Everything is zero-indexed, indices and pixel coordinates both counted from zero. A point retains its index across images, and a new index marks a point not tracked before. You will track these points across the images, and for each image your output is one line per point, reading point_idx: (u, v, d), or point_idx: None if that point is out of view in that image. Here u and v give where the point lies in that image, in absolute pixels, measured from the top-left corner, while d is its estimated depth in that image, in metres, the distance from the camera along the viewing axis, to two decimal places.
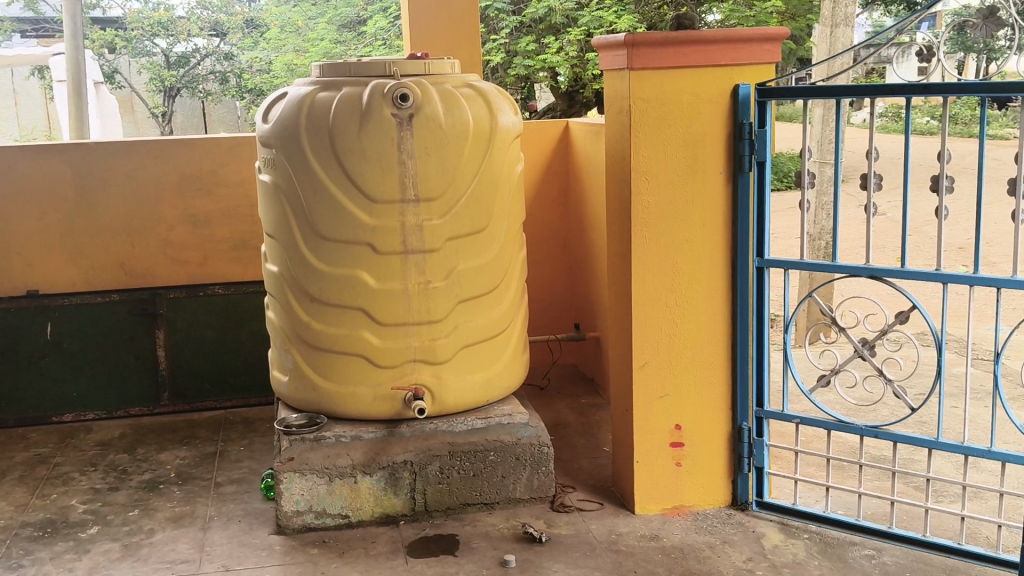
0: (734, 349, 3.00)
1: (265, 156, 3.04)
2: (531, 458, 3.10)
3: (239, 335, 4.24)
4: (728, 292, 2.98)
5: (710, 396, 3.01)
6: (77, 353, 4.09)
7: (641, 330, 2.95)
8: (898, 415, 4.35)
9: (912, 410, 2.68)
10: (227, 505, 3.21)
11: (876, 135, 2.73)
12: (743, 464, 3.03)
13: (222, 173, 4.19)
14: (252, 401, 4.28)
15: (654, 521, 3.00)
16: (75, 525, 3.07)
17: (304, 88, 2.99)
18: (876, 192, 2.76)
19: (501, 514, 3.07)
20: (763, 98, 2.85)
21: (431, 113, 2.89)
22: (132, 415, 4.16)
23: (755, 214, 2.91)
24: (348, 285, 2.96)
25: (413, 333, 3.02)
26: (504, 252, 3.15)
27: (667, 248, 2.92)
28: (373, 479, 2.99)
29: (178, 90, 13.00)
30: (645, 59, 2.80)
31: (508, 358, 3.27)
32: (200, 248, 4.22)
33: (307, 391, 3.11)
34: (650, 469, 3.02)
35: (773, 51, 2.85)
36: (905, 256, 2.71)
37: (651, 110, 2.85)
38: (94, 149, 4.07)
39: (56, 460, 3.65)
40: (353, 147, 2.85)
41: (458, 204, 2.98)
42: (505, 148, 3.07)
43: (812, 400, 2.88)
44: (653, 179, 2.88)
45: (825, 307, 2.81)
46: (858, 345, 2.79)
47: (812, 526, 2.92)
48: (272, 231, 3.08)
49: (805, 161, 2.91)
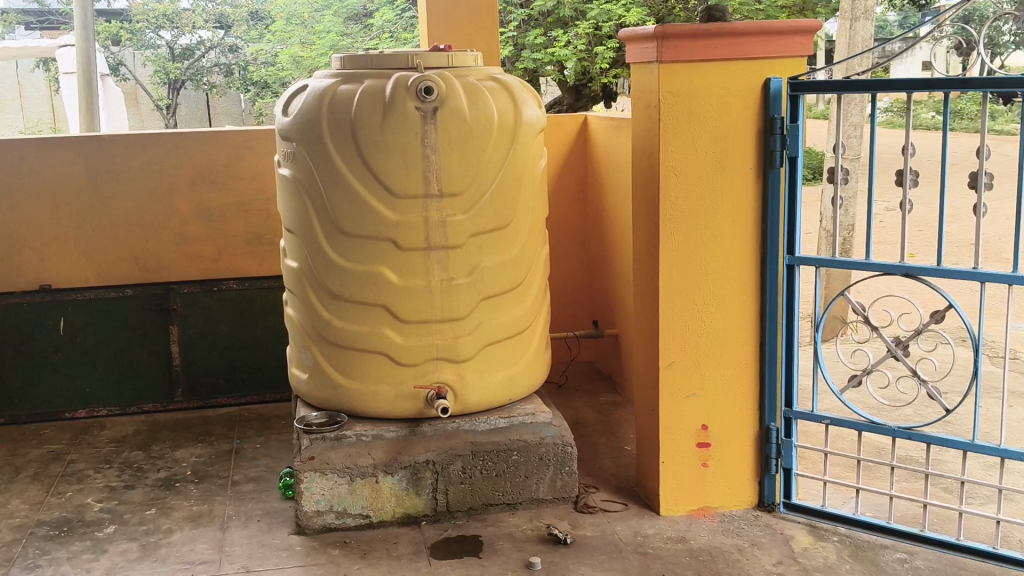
0: (762, 348, 2.94)
1: (284, 150, 2.99)
2: (554, 458, 3.05)
3: (254, 331, 4.19)
4: (757, 290, 2.92)
5: (738, 395, 2.96)
6: (90, 349, 4.05)
7: (668, 329, 2.90)
8: (927, 417, 4.24)
9: (947, 411, 2.63)
10: (246, 505, 3.16)
11: (913, 130, 2.67)
12: (771, 465, 2.98)
13: (237, 167, 4.14)
14: (267, 397, 4.23)
15: (680, 522, 2.95)
16: (92, 524, 3.03)
17: (324, 80, 2.93)
18: (912, 190, 2.69)
19: (524, 515, 3.02)
20: (795, 92, 2.78)
21: (455, 106, 2.83)
22: (146, 411, 4.11)
23: (786, 211, 2.85)
24: (371, 282, 2.91)
25: (436, 330, 2.97)
26: (528, 248, 3.10)
27: (696, 245, 2.86)
28: (394, 479, 2.94)
29: (183, 82, 12.93)
30: (676, 52, 2.74)
31: (531, 356, 3.22)
32: (214, 242, 4.16)
33: (327, 389, 3.06)
34: (675, 469, 2.97)
35: (806, 44, 2.78)
36: (942, 255, 2.66)
37: (681, 105, 2.79)
38: (108, 143, 4.02)
39: (70, 458, 3.60)
40: (376, 141, 2.79)
41: (482, 199, 2.93)
42: (529, 142, 3.01)
43: (843, 400, 2.81)
44: (682, 174, 2.83)
45: (857, 306, 2.75)
46: (891, 345, 2.73)
47: (842, 529, 2.87)
48: (291, 226, 3.03)
49: (838, 157, 2.86)
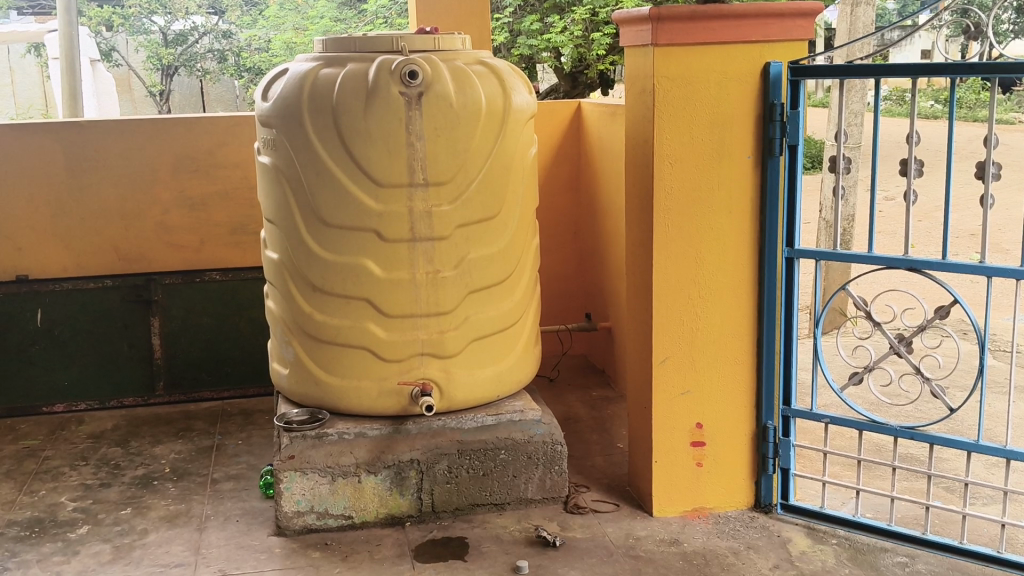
0: (760, 344, 2.84)
1: (264, 137, 2.87)
2: (543, 456, 2.95)
3: (238, 323, 4.08)
4: (755, 284, 2.82)
5: (733, 393, 2.86)
6: (68, 342, 3.93)
7: (663, 323, 2.79)
8: (937, 415, 4.13)
9: (951, 410, 2.53)
10: (225, 504, 3.05)
11: (918, 117, 2.54)
12: (768, 465, 2.88)
13: (219, 154, 4.02)
14: (250, 392, 4.13)
15: (673, 524, 2.85)
16: (64, 524, 2.92)
17: (306, 64, 2.81)
18: (915, 180, 2.57)
19: (512, 516, 2.92)
20: (795, 77, 2.67)
21: (442, 91, 2.71)
22: (126, 405, 4.00)
23: (786, 202, 2.75)
24: (353, 274, 2.80)
25: (422, 325, 2.86)
26: (517, 239, 2.98)
27: (690, 238, 2.76)
28: (378, 478, 2.83)
29: (176, 68, 12.61)
30: (671, 35, 2.62)
31: (520, 351, 3.11)
32: (196, 232, 4.05)
33: (309, 385, 2.96)
34: (670, 469, 2.87)
35: (807, 27, 2.66)
36: (947, 248, 2.55)
37: (676, 90, 2.67)
38: (86, 129, 3.89)
39: (45, 454, 3.50)
40: (358, 128, 2.68)
41: (469, 189, 2.81)
42: (519, 129, 2.90)
43: (843, 399, 2.70)
44: (678, 163, 2.71)
45: (859, 300, 2.63)
46: (894, 341, 2.61)
47: (840, 531, 2.77)
48: (271, 216, 2.91)
49: (840, 145, 2.72)
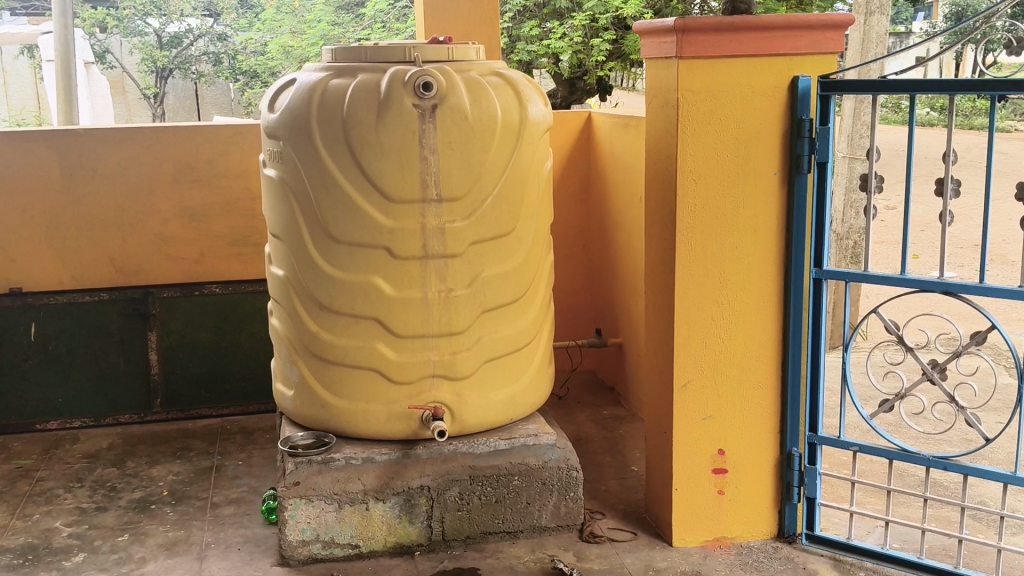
0: (784, 369, 2.73)
1: (271, 149, 2.76)
2: (558, 483, 2.83)
3: (238, 338, 3.96)
4: (780, 306, 2.71)
5: (756, 419, 2.75)
6: (64, 357, 3.81)
7: (683, 346, 2.68)
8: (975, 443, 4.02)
9: (987, 440, 2.42)
10: (225, 531, 2.94)
11: (954, 132, 2.40)
12: (793, 493, 2.77)
13: (220, 164, 3.90)
14: (250, 409, 4.01)
15: (694, 555, 2.74)
16: (59, 552, 2.80)
17: (315, 74, 2.70)
18: (952, 200, 2.46)
19: (526, 545, 2.81)
20: (825, 92, 2.56)
21: (457, 103, 2.60)
22: (122, 422, 3.88)
23: (814, 221, 2.63)
24: (363, 293, 2.68)
25: (433, 345, 2.75)
26: (532, 256, 2.87)
27: (714, 258, 2.65)
28: (386, 506, 2.72)
29: (170, 71, 12.53)
30: (696, 47, 2.52)
31: (534, 373, 3.00)
32: (195, 244, 3.93)
33: (315, 407, 2.84)
34: (691, 497, 2.76)
35: (836, 40, 2.56)
36: (985, 271, 2.44)
37: (701, 104, 2.57)
38: (84, 137, 3.77)
39: (39, 475, 3.37)
40: (369, 141, 2.56)
41: (484, 205, 2.70)
42: (535, 143, 2.79)
43: (873, 426, 2.59)
44: (701, 180, 2.61)
45: (892, 324, 2.51)
46: (927, 367, 2.50)
47: (868, 564, 2.66)
48: (277, 231, 2.80)
49: (873, 162, 2.55)
